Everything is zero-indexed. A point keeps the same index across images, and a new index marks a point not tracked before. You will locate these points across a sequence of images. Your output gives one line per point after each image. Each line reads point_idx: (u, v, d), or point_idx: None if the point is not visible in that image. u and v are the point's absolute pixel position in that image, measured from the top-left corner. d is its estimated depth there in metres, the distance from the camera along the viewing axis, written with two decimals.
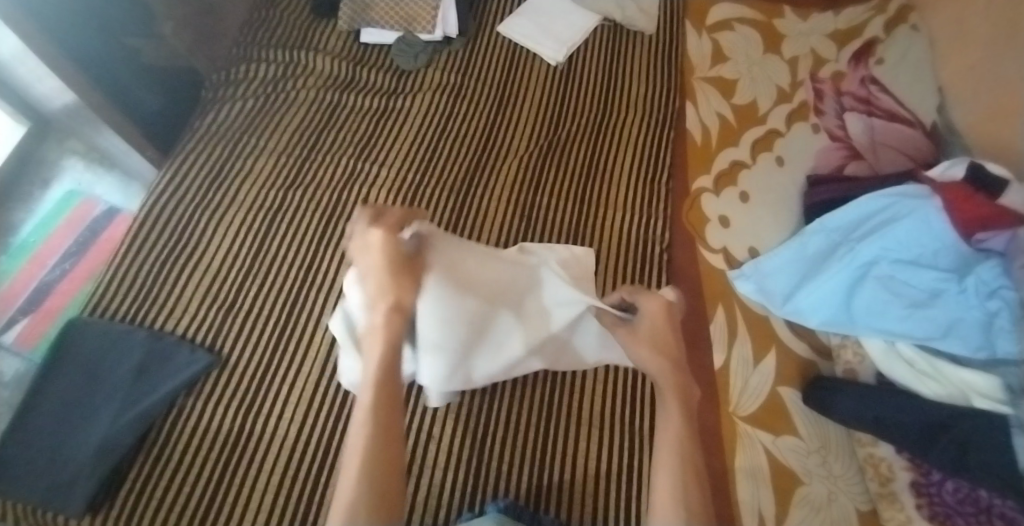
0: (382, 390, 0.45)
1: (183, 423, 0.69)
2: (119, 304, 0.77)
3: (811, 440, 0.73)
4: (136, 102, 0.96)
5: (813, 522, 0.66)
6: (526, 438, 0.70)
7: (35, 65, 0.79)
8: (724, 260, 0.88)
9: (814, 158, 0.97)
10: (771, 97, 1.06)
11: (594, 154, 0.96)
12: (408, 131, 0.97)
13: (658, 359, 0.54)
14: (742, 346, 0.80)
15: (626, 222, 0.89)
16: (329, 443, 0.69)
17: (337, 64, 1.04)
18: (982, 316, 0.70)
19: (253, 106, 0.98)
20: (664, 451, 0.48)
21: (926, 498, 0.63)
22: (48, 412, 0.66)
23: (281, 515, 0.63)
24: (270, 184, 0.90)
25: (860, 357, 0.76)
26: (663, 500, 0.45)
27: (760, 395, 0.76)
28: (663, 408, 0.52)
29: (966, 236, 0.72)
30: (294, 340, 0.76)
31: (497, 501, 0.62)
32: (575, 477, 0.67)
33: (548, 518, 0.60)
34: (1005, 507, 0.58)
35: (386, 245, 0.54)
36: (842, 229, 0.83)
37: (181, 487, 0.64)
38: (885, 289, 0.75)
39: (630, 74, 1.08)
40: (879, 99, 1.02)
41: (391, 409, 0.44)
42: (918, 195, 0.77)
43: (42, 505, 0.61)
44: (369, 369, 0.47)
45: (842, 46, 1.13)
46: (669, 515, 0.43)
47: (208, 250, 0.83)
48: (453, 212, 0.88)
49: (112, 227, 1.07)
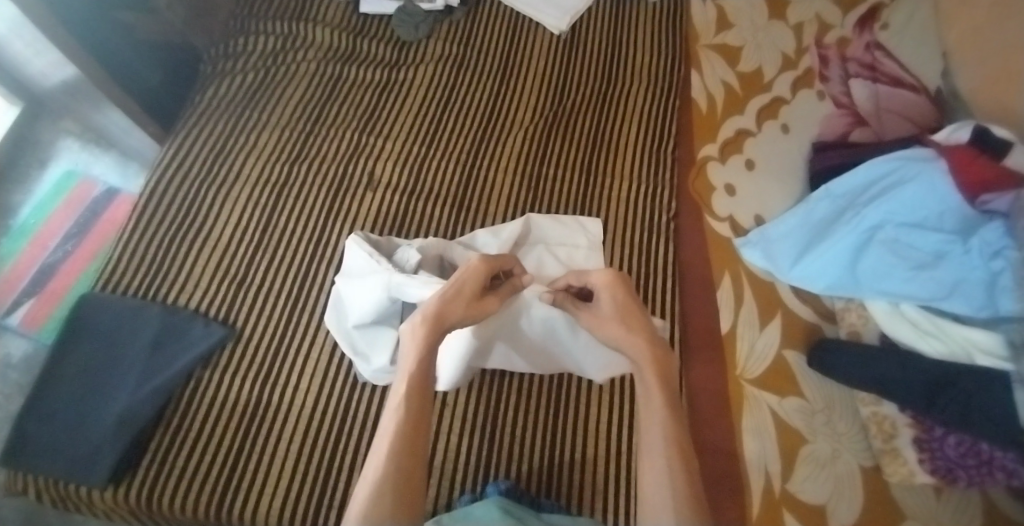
0: (412, 404, 0.49)
1: (201, 394, 0.70)
2: (129, 279, 0.77)
3: (816, 400, 0.74)
4: (135, 77, 0.95)
5: (818, 477, 0.69)
6: (537, 403, 0.72)
7: (32, 37, 0.77)
8: (730, 228, 0.88)
9: (819, 124, 0.97)
10: (776, 65, 1.05)
11: (599, 123, 0.96)
12: (412, 102, 0.96)
13: (631, 335, 0.56)
14: (748, 311, 0.81)
15: (633, 190, 0.89)
16: (346, 411, 0.70)
17: (337, 36, 1.02)
18: (986, 275, 0.71)
19: (254, 79, 0.97)
20: (650, 449, 0.49)
21: (929, 453, 0.65)
22: (65, 387, 0.67)
23: (302, 480, 0.65)
24: (274, 159, 0.89)
25: (865, 319, 0.77)
26: (656, 499, 0.46)
27: (766, 358, 0.78)
28: (643, 384, 0.53)
29: (971, 198, 0.74)
30: (304, 313, 0.77)
31: (496, 483, 0.63)
32: (586, 440, 0.69)
33: (548, 503, 0.62)
34: (1006, 459, 0.62)
35: (473, 272, 0.58)
36: (848, 195, 0.84)
37: (202, 457, 0.65)
38: (891, 251, 0.77)
39: (635, 42, 1.06)
40: (884, 64, 1.02)
41: (416, 421, 0.48)
42: (923, 157, 0.78)
43: (65, 476, 0.62)
44: (404, 375, 0.50)
45: (848, 11, 1.11)
46: (656, 495, 0.46)
47: (213, 226, 0.83)
48: (460, 184, 0.88)
49: (113, 209, 1.07)
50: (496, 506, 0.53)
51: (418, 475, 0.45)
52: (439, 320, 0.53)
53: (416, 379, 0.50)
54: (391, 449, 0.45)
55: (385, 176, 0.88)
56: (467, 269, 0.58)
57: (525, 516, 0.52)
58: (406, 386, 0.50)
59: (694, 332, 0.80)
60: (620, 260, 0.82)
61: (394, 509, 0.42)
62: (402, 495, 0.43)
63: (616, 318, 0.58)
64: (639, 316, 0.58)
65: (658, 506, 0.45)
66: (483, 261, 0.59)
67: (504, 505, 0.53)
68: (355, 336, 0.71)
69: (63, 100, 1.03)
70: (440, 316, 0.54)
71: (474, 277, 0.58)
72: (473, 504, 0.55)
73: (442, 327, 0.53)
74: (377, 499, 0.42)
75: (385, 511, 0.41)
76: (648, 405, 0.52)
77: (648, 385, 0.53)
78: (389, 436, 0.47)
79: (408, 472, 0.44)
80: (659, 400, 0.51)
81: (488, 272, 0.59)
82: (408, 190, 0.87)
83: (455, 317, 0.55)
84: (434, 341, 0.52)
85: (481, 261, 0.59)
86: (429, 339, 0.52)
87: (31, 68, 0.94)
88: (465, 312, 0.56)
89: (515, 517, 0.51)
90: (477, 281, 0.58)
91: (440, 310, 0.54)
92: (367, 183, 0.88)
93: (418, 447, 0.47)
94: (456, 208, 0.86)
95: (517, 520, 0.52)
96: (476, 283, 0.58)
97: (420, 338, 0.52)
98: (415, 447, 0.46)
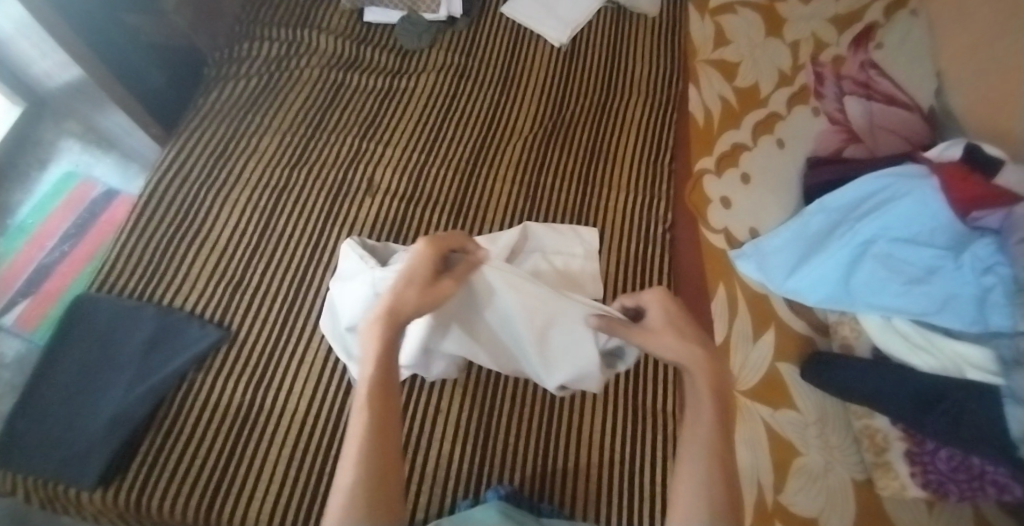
0: (375, 410, 0.45)
1: (194, 396, 0.69)
2: (126, 280, 0.77)
3: (808, 413, 0.75)
4: (139, 80, 0.96)
5: (810, 490, 0.69)
6: (531, 412, 0.72)
7: (37, 37, 0.78)
8: (725, 240, 0.89)
9: (813, 140, 0.99)
10: (772, 81, 1.07)
11: (597, 133, 0.97)
12: (413, 110, 0.98)
13: (687, 345, 0.49)
14: (742, 322, 0.82)
15: (630, 201, 0.90)
16: (339, 416, 0.69)
17: (341, 43, 1.04)
18: (977, 291, 0.72)
19: (257, 84, 0.98)
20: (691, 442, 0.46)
21: (921, 467, 0.66)
22: (58, 387, 0.67)
23: (293, 485, 0.64)
24: (274, 163, 0.89)
25: (857, 332, 0.78)
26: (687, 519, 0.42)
27: (759, 370, 0.78)
28: (693, 393, 0.48)
29: (961, 214, 0.76)
30: (301, 316, 0.77)
31: (496, 488, 0.63)
32: (580, 450, 0.69)
33: (547, 507, 0.62)
34: (997, 474, 0.62)
35: (421, 259, 0.54)
36: (842, 209, 0.85)
37: (194, 460, 0.65)
38: (884, 266, 0.77)
39: (634, 56, 1.08)
40: (879, 83, 1.03)
41: (382, 428, 0.45)
42: (916, 175, 0.80)
43: (54, 477, 0.61)
44: (364, 380, 0.47)
45: (843, 30, 1.13)
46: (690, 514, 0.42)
47: (212, 229, 0.83)
48: (459, 192, 0.89)
49: (112, 210, 1.07)
50: (496, 509, 0.53)
51: (391, 479, 0.43)
52: (394, 314, 0.50)
53: (378, 379, 0.47)
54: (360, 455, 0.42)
55: (384, 182, 0.89)
56: (414, 257, 0.54)
57: (525, 520, 0.53)
58: (370, 386, 0.46)
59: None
60: (616, 269, 0.83)
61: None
62: (374, 501, 0.40)
63: (670, 329, 0.50)
64: (690, 325, 0.51)
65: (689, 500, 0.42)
66: (429, 245, 0.55)
67: (503, 508, 0.53)
68: (348, 340, 0.71)
69: (66, 101, 1.04)
70: (395, 310, 0.50)
71: (423, 263, 0.54)
72: (473, 507, 0.55)
73: (399, 321, 0.50)
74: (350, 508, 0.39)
75: None
76: (696, 417, 0.46)
77: (700, 396, 0.47)
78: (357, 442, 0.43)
79: (379, 476, 0.42)
80: (710, 417, 0.46)
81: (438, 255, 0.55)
82: (406, 196, 0.88)
83: (411, 308, 0.51)
84: (393, 337, 0.49)
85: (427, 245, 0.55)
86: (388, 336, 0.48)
87: (35, 68, 0.94)
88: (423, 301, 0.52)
89: (513, 519, 0.52)
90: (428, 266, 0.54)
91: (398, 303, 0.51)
92: (366, 189, 0.88)
93: (389, 450, 0.44)
94: (453, 215, 0.87)
95: (517, 524, 0.52)
96: (426, 268, 0.54)
97: (377, 337, 0.49)
98: (385, 456, 0.43)
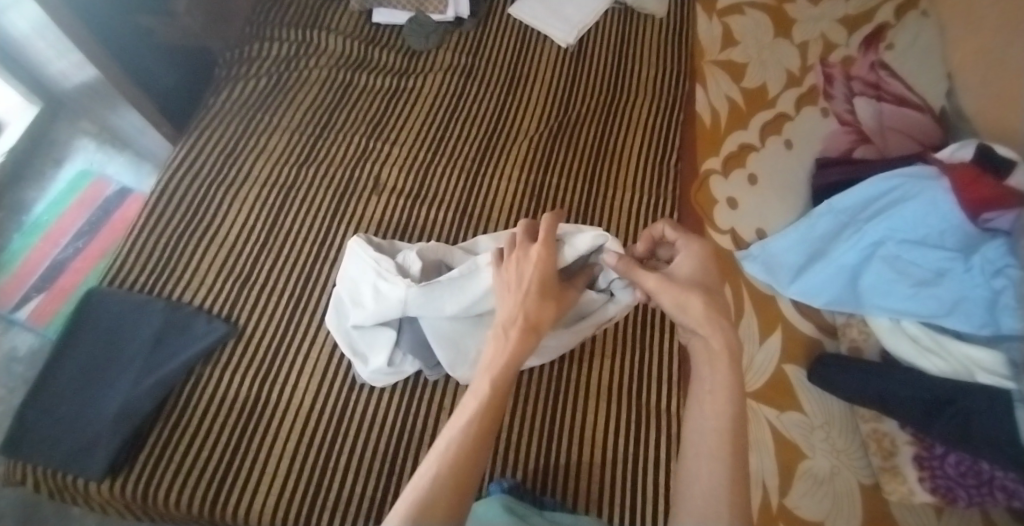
0: (488, 407, 0.45)
1: (202, 389, 0.70)
2: (137, 275, 0.79)
3: (815, 416, 0.74)
4: (151, 79, 0.97)
5: (815, 495, 0.68)
6: (534, 410, 0.71)
7: (54, 37, 0.80)
8: (732, 241, 0.88)
9: (822, 141, 0.98)
10: (780, 82, 1.06)
11: (604, 133, 0.97)
12: (420, 110, 0.98)
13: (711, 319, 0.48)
14: (749, 323, 0.81)
15: (636, 201, 0.89)
16: (343, 411, 0.70)
17: (349, 44, 1.05)
18: (987, 294, 0.71)
19: (267, 84, 0.99)
20: (703, 442, 0.44)
21: (929, 471, 0.64)
22: (67, 379, 0.68)
23: (297, 478, 0.65)
24: (282, 161, 0.91)
25: (866, 334, 0.77)
26: (702, 497, 0.41)
27: (766, 372, 0.77)
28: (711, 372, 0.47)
29: (973, 216, 0.75)
30: (307, 312, 0.77)
31: (499, 482, 0.63)
32: (582, 450, 0.69)
33: (550, 502, 0.61)
34: (1006, 479, 0.61)
35: (546, 263, 0.54)
36: (850, 211, 0.84)
37: (200, 452, 0.66)
38: (892, 268, 0.77)
39: (642, 56, 1.08)
40: (888, 83, 1.03)
41: (487, 425, 0.44)
42: (925, 176, 0.79)
43: (63, 467, 0.63)
44: (486, 378, 0.47)
45: (853, 31, 1.12)
46: (706, 492, 0.41)
47: (221, 226, 0.84)
48: (465, 192, 0.89)
49: (125, 207, 1.09)
50: (499, 503, 0.53)
51: (473, 484, 0.41)
52: (533, 327, 0.50)
53: (499, 378, 0.47)
54: (453, 452, 0.42)
55: (390, 181, 0.90)
56: (543, 260, 0.54)
57: (527, 514, 0.54)
58: (479, 392, 0.46)
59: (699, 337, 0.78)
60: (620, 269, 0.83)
61: (446, 510, 0.38)
62: (451, 502, 0.39)
63: (696, 292, 0.49)
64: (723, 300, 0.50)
65: (706, 501, 0.41)
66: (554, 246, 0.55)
67: (506, 503, 0.54)
68: (354, 335, 0.71)
69: (80, 100, 1.06)
70: (533, 322, 0.50)
71: (549, 268, 0.54)
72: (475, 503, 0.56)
73: (532, 331, 0.50)
74: (427, 500, 0.38)
75: (436, 515, 0.38)
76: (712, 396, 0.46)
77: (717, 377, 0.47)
78: (453, 441, 0.43)
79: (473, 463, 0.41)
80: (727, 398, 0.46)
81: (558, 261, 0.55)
82: (413, 195, 0.88)
83: (543, 321, 0.52)
84: (523, 346, 0.49)
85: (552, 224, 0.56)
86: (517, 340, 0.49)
87: (51, 68, 0.96)
88: (540, 316, 0.52)
89: (517, 516, 0.52)
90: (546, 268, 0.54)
91: (525, 312, 0.51)
92: (373, 187, 0.89)
93: (482, 451, 0.43)
94: (459, 213, 0.87)
95: (519, 518, 0.52)
96: (552, 276, 0.54)
97: (510, 341, 0.49)
98: (479, 452, 0.42)
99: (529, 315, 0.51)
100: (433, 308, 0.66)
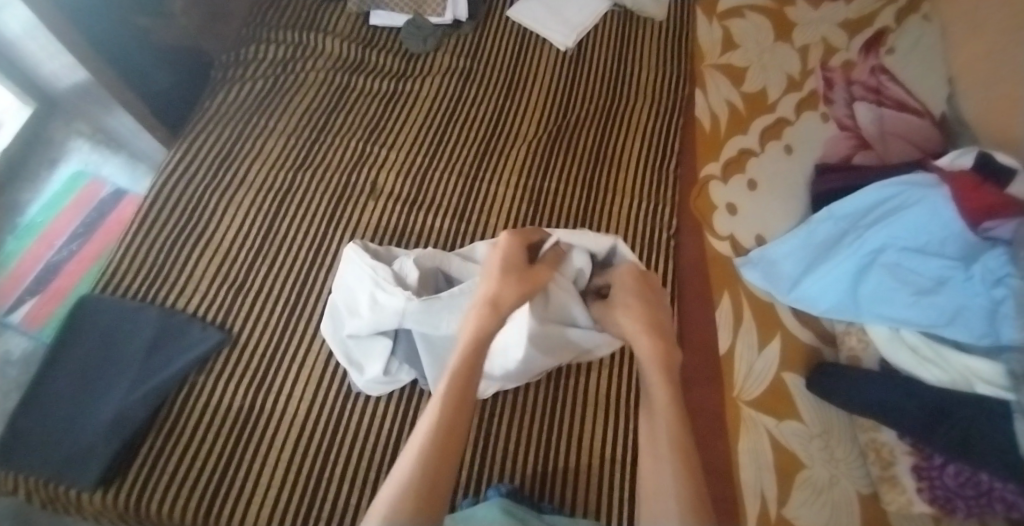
0: (452, 396, 0.49)
1: (195, 397, 0.70)
2: (130, 281, 0.78)
3: (814, 425, 0.73)
4: (146, 82, 0.96)
5: (813, 505, 0.67)
6: (531, 420, 0.70)
7: (45, 39, 0.79)
8: (731, 247, 0.88)
9: (822, 146, 0.97)
10: (781, 86, 1.06)
11: (602, 137, 0.97)
12: (417, 113, 0.97)
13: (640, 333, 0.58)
14: (747, 333, 0.81)
15: (635, 206, 0.89)
16: (338, 419, 0.69)
17: (347, 47, 1.04)
18: (987, 304, 0.70)
19: (264, 86, 0.98)
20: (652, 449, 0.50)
21: (927, 482, 0.63)
22: (58, 388, 0.67)
23: (291, 486, 0.64)
24: (278, 166, 0.90)
25: (865, 343, 0.76)
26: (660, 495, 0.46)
27: (764, 380, 0.77)
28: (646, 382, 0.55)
29: (973, 224, 0.74)
30: (302, 319, 0.77)
31: (497, 486, 0.63)
32: (580, 460, 0.68)
33: (548, 507, 0.61)
34: (1006, 491, 0.59)
35: (506, 253, 0.61)
36: (850, 218, 0.84)
37: (194, 460, 0.65)
38: (892, 276, 0.76)
39: (641, 59, 1.07)
40: (888, 88, 1.02)
41: (455, 410, 0.48)
42: (926, 184, 0.79)
43: (53, 477, 0.62)
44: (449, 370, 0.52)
45: (854, 35, 1.12)
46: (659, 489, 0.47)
47: (216, 231, 0.83)
48: (462, 197, 0.88)
49: (120, 209, 1.08)
50: (498, 507, 0.52)
51: (448, 471, 0.44)
52: (494, 307, 0.56)
53: (463, 366, 0.52)
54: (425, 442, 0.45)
55: (386, 185, 0.89)
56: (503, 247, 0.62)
57: (527, 518, 0.53)
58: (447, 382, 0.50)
59: (691, 326, 0.81)
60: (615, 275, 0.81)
61: (416, 500, 0.40)
62: (425, 493, 0.41)
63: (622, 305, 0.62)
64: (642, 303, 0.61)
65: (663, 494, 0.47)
66: (513, 236, 0.63)
67: (506, 506, 0.53)
68: (350, 343, 0.71)
69: (74, 102, 1.05)
70: (495, 303, 0.57)
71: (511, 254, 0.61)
72: (474, 506, 0.55)
73: (498, 312, 0.56)
74: (399, 496, 0.40)
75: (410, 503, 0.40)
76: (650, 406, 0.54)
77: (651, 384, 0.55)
78: (423, 432, 0.46)
79: (446, 447, 0.45)
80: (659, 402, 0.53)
81: (519, 247, 0.63)
82: (409, 200, 0.88)
83: (509, 302, 0.57)
84: (487, 326, 0.55)
85: (512, 235, 0.63)
86: (483, 320, 0.55)
87: (43, 68, 0.95)
88: (501, 297, 0.57)
89: (518, 519, 0.52)
90: (507, 257, 0.61)
91: (484, 298, 0.57)
92: (369, 192, 0.88)
93: (453, 436, 0.46)
94: (455, 219, 0.86)
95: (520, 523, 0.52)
96: (515, 259, 0.61)
97: (475, 325, 0.55)
98: (449, 438, 0.46)
99: (491, 298, 0.57)
100: (425, 325, 0.65)
